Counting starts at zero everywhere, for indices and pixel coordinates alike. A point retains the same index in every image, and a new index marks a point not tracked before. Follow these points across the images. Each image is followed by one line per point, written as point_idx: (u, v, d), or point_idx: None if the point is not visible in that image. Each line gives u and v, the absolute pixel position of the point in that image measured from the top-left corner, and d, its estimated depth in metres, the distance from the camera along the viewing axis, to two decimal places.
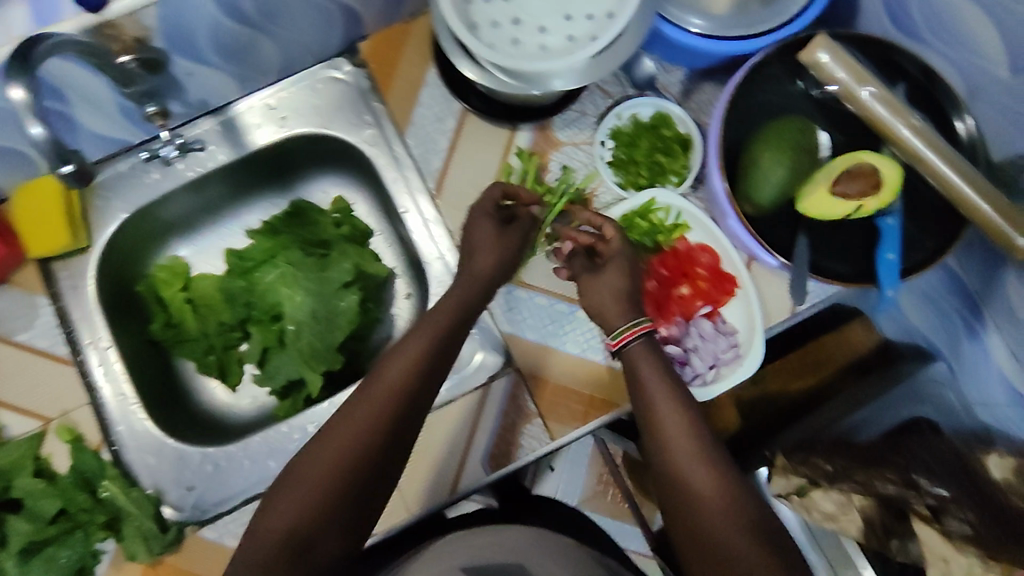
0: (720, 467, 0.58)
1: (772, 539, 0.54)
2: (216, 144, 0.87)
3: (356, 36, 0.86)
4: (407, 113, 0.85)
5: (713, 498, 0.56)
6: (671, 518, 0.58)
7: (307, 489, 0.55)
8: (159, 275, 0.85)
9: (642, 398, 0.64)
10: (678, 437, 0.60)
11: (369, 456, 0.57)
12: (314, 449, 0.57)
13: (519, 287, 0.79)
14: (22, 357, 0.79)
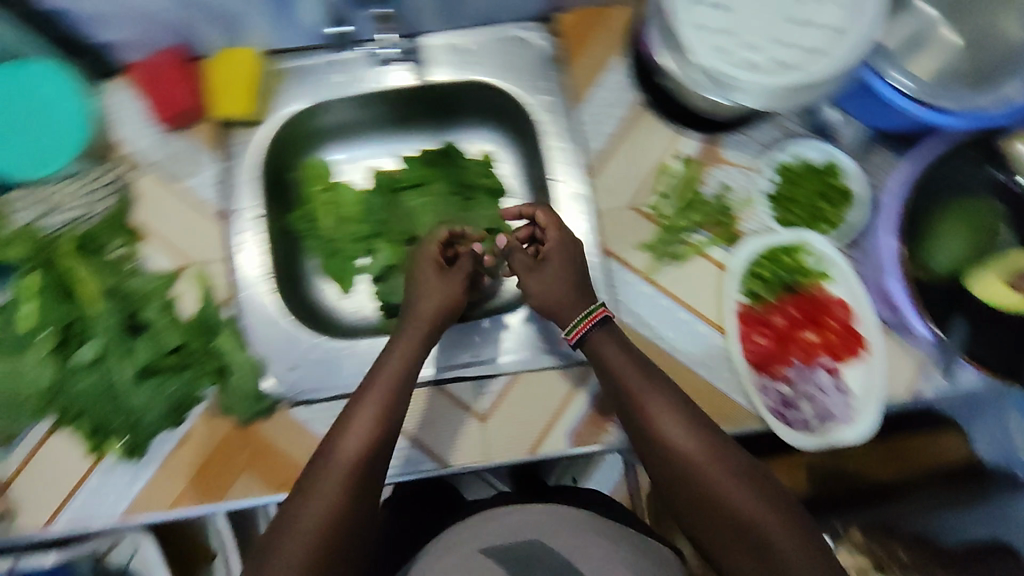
0: (728, 456, 0.61)
1: (790, 510, 0.58)
2: (399, 64, 0.88)
3: (557, 7, 0.86)
4: (586, 89, 0.85)
5: (737, 492, 0.59)
6: (693, 516, 0.61)
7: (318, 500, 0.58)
8: (312, 170, 0.90)
9: (629, 405, 0.65)
10: (686, 441, 0.62)
11: (366, 465, 0.60)
12: (315, 471, 0.60)
13: (646, 283, 0.80)
14: (175, 201, 0.81)
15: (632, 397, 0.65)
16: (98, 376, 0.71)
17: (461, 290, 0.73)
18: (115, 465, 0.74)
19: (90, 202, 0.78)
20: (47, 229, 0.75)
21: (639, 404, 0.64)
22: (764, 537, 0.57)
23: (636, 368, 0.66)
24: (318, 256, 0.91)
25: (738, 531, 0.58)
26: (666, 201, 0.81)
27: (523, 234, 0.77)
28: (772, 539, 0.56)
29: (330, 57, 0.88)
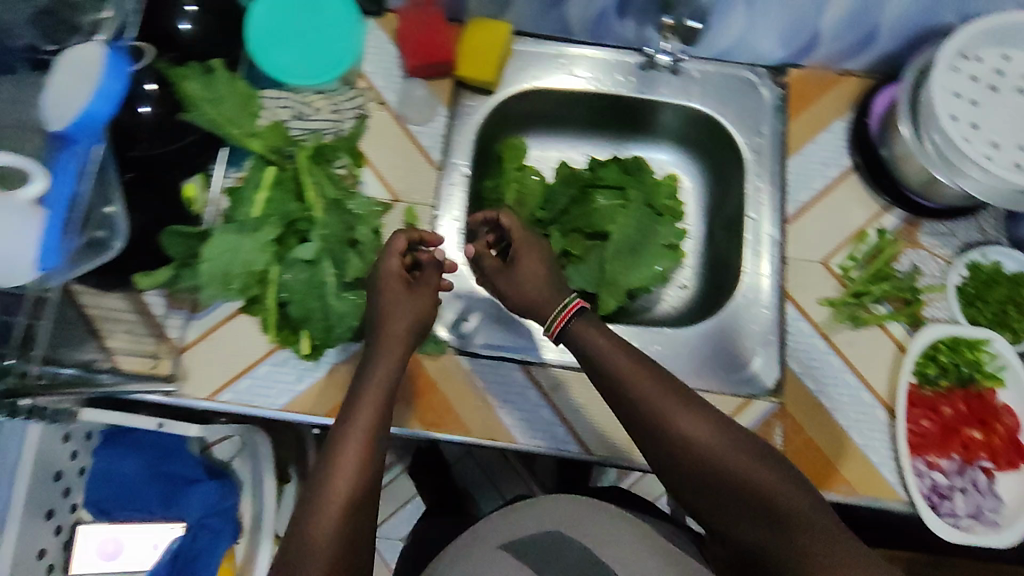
0: (717, 426, 0.64)
1: (791, 477, 0.62)
2: (624, 73, 0.91)
3: (795, 62, 0.89)
4: (802, 143, 0.87)
5: (738, 462, 0.62)
6: (707, 498, 0.63)
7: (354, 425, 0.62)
8: (512, 148, 0.94)
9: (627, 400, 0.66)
10: (680, 418, 0.64)
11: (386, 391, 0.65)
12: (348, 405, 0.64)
13: (820, 338, 0.82)
14: (401, 140, 0.86)
15: (631, 393, 0.66)
16: (308, 275, 0.75)
17: (432, 302, 0.72)
18: (286, 359, 0.81)
19: (338, 118, 0.83)
20: (292, 131, 0.80)
21: (641, 399, 0.65)
22: (774, 509, 0.60)
23: (628, 364, 0.67)
24: None
25: (750, 506, 0.61)
26: (857, 265, 0.84)
27: (492, 242, 0.83)
28: (781, 508, 0.59)
29: (569, 51, 0.91)
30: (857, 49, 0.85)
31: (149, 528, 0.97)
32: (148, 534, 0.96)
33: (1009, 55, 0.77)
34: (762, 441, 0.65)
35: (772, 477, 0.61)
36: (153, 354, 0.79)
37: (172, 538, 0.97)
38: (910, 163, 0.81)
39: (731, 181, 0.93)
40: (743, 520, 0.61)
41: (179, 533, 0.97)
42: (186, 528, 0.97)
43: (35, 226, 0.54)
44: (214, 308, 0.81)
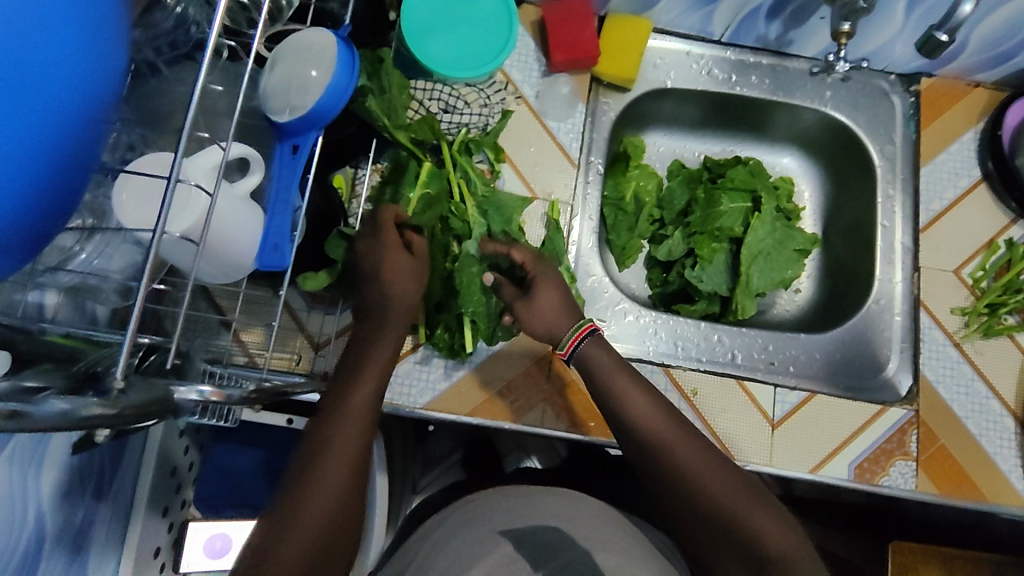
0: (712, 455, 0.61)
1: (789, 529, 0.57)
2: (760, 76, 0.91)
3: (928, 71, 0.90)
4: (934, 152, 0.88)
5: (729, 495, 0.58)
6: (692, 532, 0.59)
7: (332, 458, 0.55)
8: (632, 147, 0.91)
9: (631, 427, 0.63)
10: (675, 441, 0.62)
11: (368, 425, 0.58)
12: (323, 428, 0.57)
13: (953, 347, 0.82)
14: (540, 135, 0.85)
15: (635, 421, 0.63)
16: None
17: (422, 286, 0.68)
18: (429, 358, 0.78)
19: (487, 113, 0.81)
20: (442, 124, 0.79)
21: (647, 430, 0.62)
22: (768, 557, 0.55)
23: (644, 395, 0.65)
24: (613, 233, 0.91)
25: (743, 549, 0.56)
26: (988, 276, 0.84)
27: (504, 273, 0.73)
28: (773, 554, 0.55)
29: (705, 51, 0.91)
30: (995, 62, 0.87)
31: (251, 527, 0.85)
32: None
33: None
34: (762, 487, 0.60)
35: (773, 522, 0.57)
36: (295, 350, 0.76)
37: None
38: None
39: (853, 185, 0.94)
40: (730, 562, 0.57)
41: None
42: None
43: (260, 217, 0.52)
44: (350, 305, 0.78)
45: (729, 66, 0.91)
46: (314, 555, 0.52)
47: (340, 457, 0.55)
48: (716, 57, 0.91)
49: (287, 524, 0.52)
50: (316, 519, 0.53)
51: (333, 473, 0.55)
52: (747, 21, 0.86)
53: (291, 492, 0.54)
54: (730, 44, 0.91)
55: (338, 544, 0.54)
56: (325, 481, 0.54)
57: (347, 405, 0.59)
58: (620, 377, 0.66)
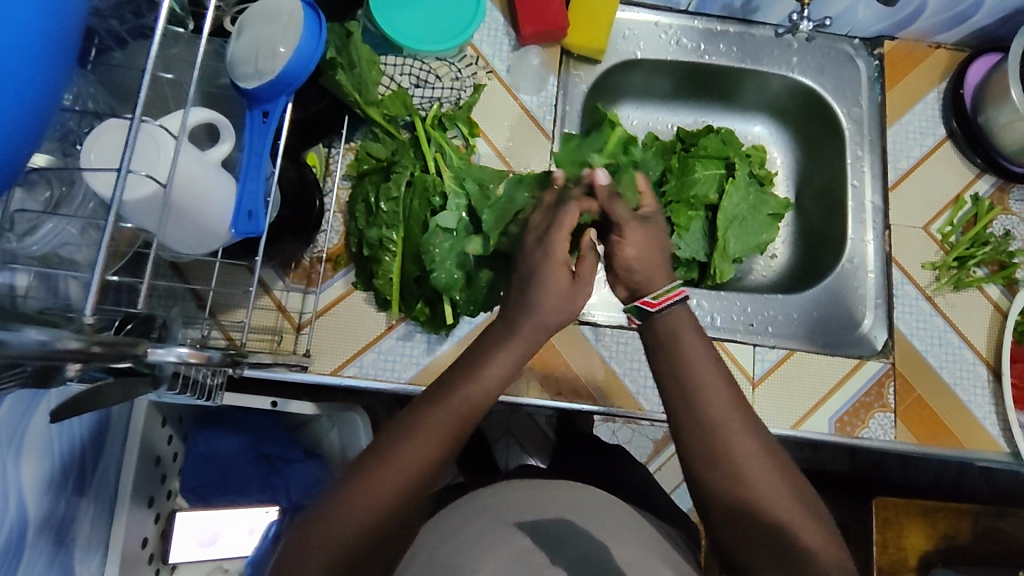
0: (766, 447, 0.53)
1: (836, 548, 0.51)
2: (727, 45, 0.93)
3: (890, 34, 0.92)
4: (899, 111, 0.90)
5: (778, 499, 0.51)
6: (728, 533, 0.52)
7: (415, 456, 0.51)
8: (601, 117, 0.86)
9: (693, 405, 0.54)
10: (733, 423, 0.53)
11: (462, 435, 0.54)
12: (411, 424, 0.52)
13: (925, 300, 0.84)
14: (513, 109, 0.86)
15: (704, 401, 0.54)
16: (449, 243, 0.73)
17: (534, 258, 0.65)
18: (412, 334, 0.78)
19: (458, 87, 0.81)
20: (414, 99, 0.79)
21: (712, 416, 0.54)
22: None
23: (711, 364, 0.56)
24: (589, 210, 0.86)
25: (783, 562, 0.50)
26: (956, 231, 0.86)
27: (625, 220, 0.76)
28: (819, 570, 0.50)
29: (673, 21, 0.92)
30: (954, 23, 0.89)
31: (244, 513, 0.87)
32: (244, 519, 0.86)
33: None
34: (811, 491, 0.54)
35: (821, 540, 0.51)
36: (276, 330, 0.76)
37: (268, 523, 0.88)
38: (1009, 132, 0.84)
39: (822, 148, 0.96)
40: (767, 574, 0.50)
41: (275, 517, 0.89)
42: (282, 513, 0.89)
43: (232, 185, 0.51)
44: (330, 283, 0.78)
45: (698, 36, 0.92)
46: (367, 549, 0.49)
47: (424, 458, 0.51)
48: (684, 27, 0.92)
49: (346, 510, 0.48)
50: (377, 513, 0.49)
51: (405, 474, 0.50)
52: None
53: (351, 490, 0.49)
54: (698, 14, 0.92)
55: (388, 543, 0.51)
56: (399, 478, 0.50)
57: (447, 409, 0.53)
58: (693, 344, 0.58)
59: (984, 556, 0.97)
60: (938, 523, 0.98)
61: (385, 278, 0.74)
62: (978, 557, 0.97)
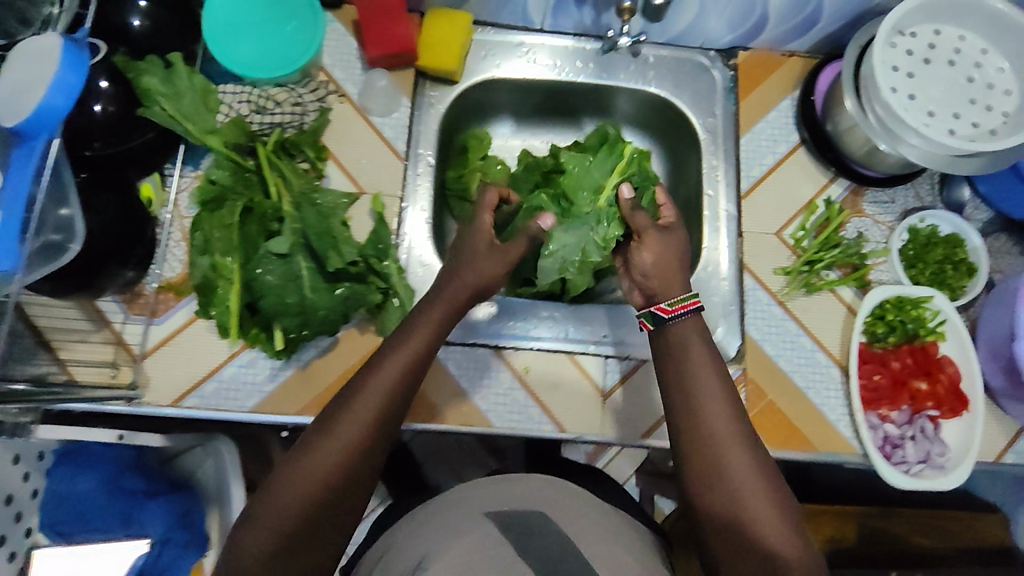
0: (757, 462, 0.60)
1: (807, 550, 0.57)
2: (585, 62, 0.93)
3: (743, 44, 0.93)
4: (752, 120, 0.92)
5: (765, 509, 0.58)
6: (722, 550, 0.58)
7: (344, 431, 0.59)
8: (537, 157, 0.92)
9: (693, 435, 0.61)
10: (730, 437, 0.61)
11: (386, 408, 0.61)
12: (340, 407, 0.61)
13: (777, 305, 0.86)
14: (364, 131, 0.86)
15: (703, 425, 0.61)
16: (282, 268, 0.74)
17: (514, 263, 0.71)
18: (255, 360, 0.79)
19: (300, 112, 0.81)
20: (253, 126, 0.79)
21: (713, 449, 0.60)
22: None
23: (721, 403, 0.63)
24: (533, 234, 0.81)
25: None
26: (808, 235, 0.88)
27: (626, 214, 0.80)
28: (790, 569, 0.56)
29: (531, 40, 0.93)
30: (800, 31, 0.89)
31: (113, 547, 0.91)
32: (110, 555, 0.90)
33: (940, 31, 0.82)
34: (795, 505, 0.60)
35: (798, 544, 0.57)
36: (113, 363, 0.78)
37: (136, 558, 0.91)
38: (852, 137, 0.85)
39: (686, 158, 0.97)
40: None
41: (144, 551, 0.91)
42: (151, 544, 0.92)
43: None
44: (172, 313, 0.79)
45: (556, 53, 0.93)
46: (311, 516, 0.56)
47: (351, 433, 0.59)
48: (540, 44, 0.93)
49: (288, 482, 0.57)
50: (311, 483, 0.57)
51: (357, 425, 0.59)
52: (562, 10, 0.88)
53: (313, 441, 0.59)
54: (555, 33, 0.93)
55: (339, 513, 0.58)
56: (330, 452, 0.58)
57: (370, 390, 0.61)
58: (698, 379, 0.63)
59: (865, 553, 1.00)
60: (822, 526, 1.01)
61: (221, 306, 0.75)
62: (859, 554, 0.99)
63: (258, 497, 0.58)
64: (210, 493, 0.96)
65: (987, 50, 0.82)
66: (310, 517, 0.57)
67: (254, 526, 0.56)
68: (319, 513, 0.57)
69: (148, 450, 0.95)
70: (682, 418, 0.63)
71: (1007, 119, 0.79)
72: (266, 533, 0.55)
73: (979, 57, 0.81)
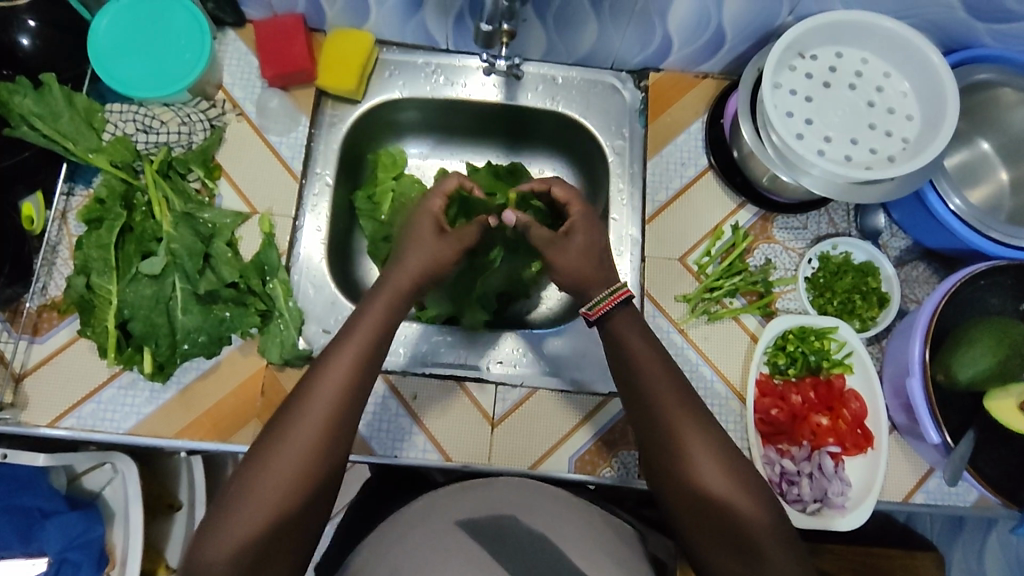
0: (732, 464, 0.59)
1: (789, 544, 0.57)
2: (494, 83, 0.92)
3: (654, 65, 0.92)
4: (661, 143, 0.90)
5: (746, 507, 0.57)
6: (679, 508, 0.59)
7: (300, 432, 0.56)
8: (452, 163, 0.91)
9: (641, 403, 0.63)
10: (698, 434, 0.60)
11: (342, 410, 0.58)
12: (291, 411, 0.57)
13: (677, 333, 0.83)
14: (260, 150, 0.85)
15: (650, 391, 0.62)
16: (153, 290, 0.75)
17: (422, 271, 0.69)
18: (135, 382, 0.77)
19: (187, 132, 0.81)
20: (138, 145, 0.79)
21: (664, 414, 0.61)
22: (762, 551, 0.55)
23: (665, 377, 0.63)
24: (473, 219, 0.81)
25: (735, 544, 0.56)
26: (712, 261, 0.85)
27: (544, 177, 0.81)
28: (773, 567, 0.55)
29: (437, 59, 0.92)
30: (708, 52, 0.87)
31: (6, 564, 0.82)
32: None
33: (841, 53, 0.81)
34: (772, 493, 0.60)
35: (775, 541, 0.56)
36: None
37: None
38: (754, 161, 0.83)
39: (600, 180, 0.95)
40: (717, 551, 0.57)
41: (42, 569, 0.83)
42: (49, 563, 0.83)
43: None
44: (55, 332, 0.78)
45: (463, 74, 0.92)
46: (279, 527, 0.53)
47: (310, 434, 0.56)
48: (447, 64, 0.92)
49: (253, 494, 0.54)
50: (275, 488, 0.54)
51: (314, 425, 0.56)
52: (463, 30, 0.87)
53: (270, 445, 0.56)
54: (462, 53, 0.92)
55: (309, 513, 0.55)
56: (292, 455, 0.55)
57: (322, 388, 0.58)
58: (641, 354, 0.64)
59: None
60: None
61: (98, 327, 0.74)
62: None
63: (215, 515, 0.53)
64: (111, 512, 0.88)
65: (890, 73, 0.81)
66: (278, 525, 0.54)
67: (210, 547, 0.52)
68: (284, 521, 0.54)
69: (51, 469, 0.85)
70: (650, 418, 0.62)
71: (906, 145, 0.78)
72: (226, 550, 0.51)
73: (881, 80, 0.80)
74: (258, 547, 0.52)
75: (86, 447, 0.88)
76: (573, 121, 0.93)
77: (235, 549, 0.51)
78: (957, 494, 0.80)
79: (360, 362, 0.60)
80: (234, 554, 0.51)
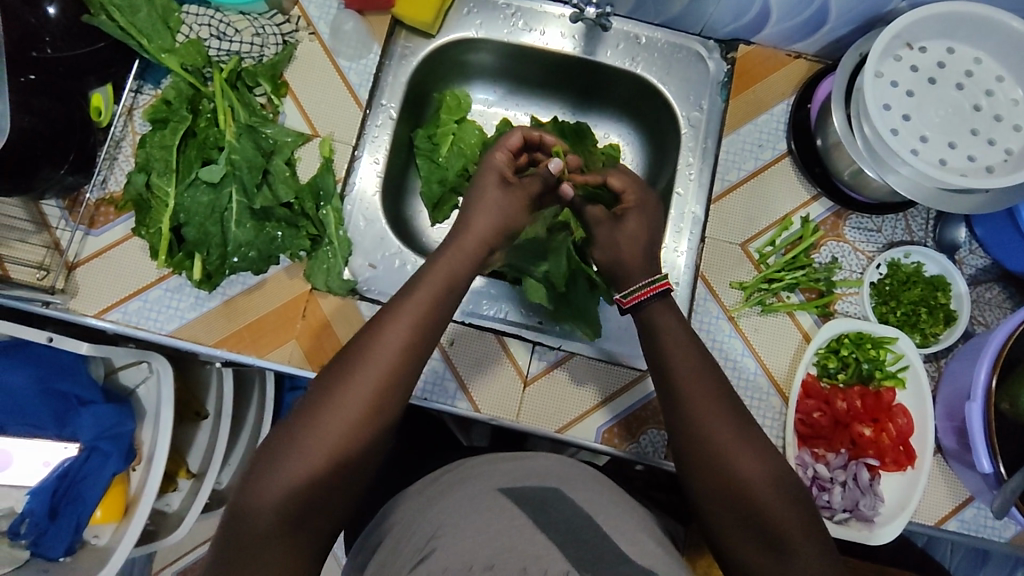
0: (763, 457, 0.57)
1: (823, 546, 0.54)
2: (573, 35, 0.88)
3: (745, 38, 0.86)
4: (740, 120, 0.85)
5: (773, 501, 0.54)
6: (702, 495, 0.57)
7: (360, 381, 0.55)
8: None
9: (675, 390, 0.60)
10: (726, 424, 0.58)
11: (399, 374, 0.57)
12: (354, 358, 0.57)
13: (726, 319, 0.81)
14: (329, 72, 0.83)
15: (688, 380, 0.60)
16: (210, 198, 0.75)
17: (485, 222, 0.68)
18: (181, 287, 0.77)
19: (260, 43, 0.80)
20: (210, 51, 0.78)
21: (692, 403, 0.59)
22: (791, 546, 0.53)
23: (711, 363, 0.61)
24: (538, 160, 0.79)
25: (762, 536, 0.54)
26: (775, 251, 0.82)
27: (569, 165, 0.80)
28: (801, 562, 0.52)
29: (518, 2, 0.88)
30: (807, 30, 0.82)
31: (41, 445, 0.86)
32: (40, 450, 0.86)
33: (953, 49, 0.75)
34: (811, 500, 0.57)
35: (805, 536, 0.53)
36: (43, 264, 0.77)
37: (64, 458, 0.86)
38: (839, 152, 0.79)
39: (667, 152, 0.91)
40: (744, 542, 0.55)
41: (73, 454, 0.86)
42: (80, 449, 0.86)
43: None
44: (110, 226, 0.78)
45: (543, 21, 0.88)
46: (330, 475, 0.53)
47: (370, 384, 0.55)
48: (527, 9, 0.88)
49: (300, 445, 0.53)
50: (314, 461, 0.52)
51: (376, 376, 0.56)
52: None
53: (330, 391, 0.55)
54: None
55: (357, 464, 0.55)
56: (351, 403, 0.55)
57: (386, 340, 0.57)
58: (681, 344, 0.62)
59: None
60: None
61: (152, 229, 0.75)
62: None
63: (269, 455, 0.53)
64: (143, 410, 0.90)
65: (1003, 77, 0.74)
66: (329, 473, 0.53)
67: (262, 486, 0.51)
68: (334, 470, 0.53)
69: (90, 358, 0.87)
70: (675, 402, 0.60)
71: (1008, 158, 0.72)
72: (274, 496, 0.51)
73: (992, 83, 0.74)
74: (307, 493, 0.52)
75: (126, 343, 0.90)
76: (652, 86, 0.89)
77: (284, 493, 0.51)
78: (994, 528, 0.76)
79: (409, 348, 0.58)
80: (276, 506, 0.51)
